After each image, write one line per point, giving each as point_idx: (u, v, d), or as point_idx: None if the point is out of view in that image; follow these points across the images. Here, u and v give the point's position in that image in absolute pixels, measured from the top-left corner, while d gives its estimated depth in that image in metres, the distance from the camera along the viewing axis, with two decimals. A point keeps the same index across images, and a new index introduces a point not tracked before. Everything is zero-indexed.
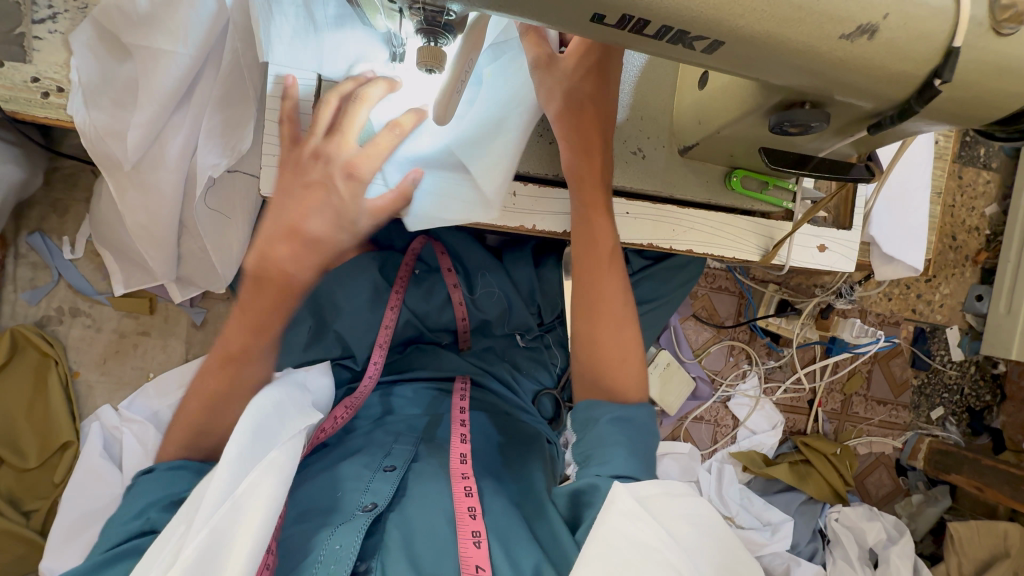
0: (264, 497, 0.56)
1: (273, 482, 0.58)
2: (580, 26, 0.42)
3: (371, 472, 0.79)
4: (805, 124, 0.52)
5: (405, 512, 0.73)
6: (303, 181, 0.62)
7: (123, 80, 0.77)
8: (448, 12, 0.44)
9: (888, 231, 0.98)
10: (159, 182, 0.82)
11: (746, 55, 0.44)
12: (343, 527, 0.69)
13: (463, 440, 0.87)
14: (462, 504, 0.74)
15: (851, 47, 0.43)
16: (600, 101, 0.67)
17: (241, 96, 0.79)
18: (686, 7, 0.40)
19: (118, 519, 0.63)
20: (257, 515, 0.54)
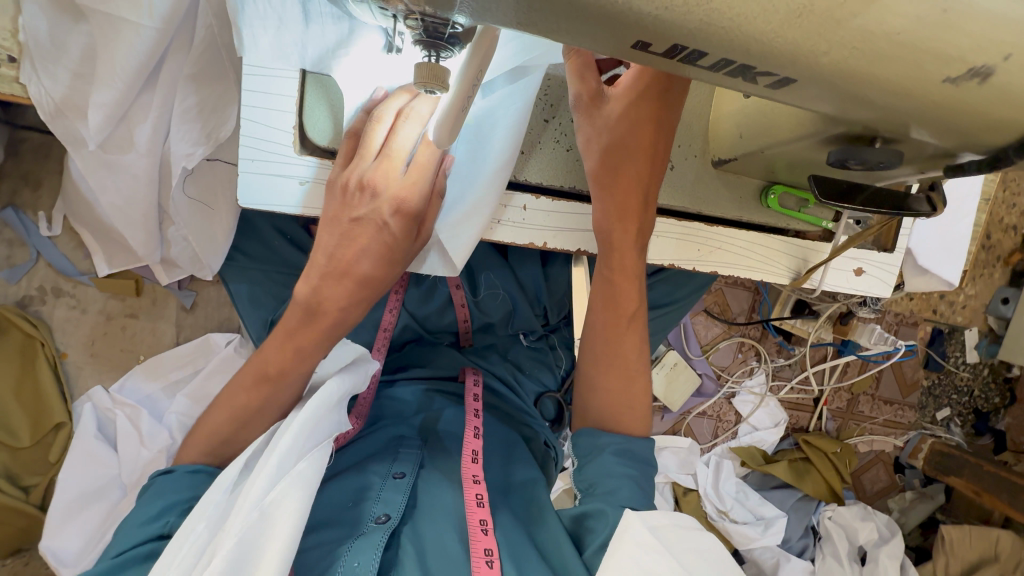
0: (291, 514, 0.53)
1: (299, 498, 0.54)
2: (615, 50, 0.34)
3: (381, 480, 0.75)
4: (871, 163, 0.44)
5: (418, 526, 0.70)
6: (351, 216, 0.55)
7: (80, 47, 0.66)
8: (453, 24, 0.37)
9: (927, 242, 0.91)
10: (131, 167, 0.75)
11: (822, 93, 0.36)
12: (358, 541, 0.66)
13: (476, 435, 0.84)
14: (473, 516, 0.71)
15: (956, 91, 0.34)
16: (654, 154, 0.59)
17: (217, 74, 0.70)
18: (758, 41, 0.31)
19: (133, 521, 0.58)
20: (283, 533, 0.51)
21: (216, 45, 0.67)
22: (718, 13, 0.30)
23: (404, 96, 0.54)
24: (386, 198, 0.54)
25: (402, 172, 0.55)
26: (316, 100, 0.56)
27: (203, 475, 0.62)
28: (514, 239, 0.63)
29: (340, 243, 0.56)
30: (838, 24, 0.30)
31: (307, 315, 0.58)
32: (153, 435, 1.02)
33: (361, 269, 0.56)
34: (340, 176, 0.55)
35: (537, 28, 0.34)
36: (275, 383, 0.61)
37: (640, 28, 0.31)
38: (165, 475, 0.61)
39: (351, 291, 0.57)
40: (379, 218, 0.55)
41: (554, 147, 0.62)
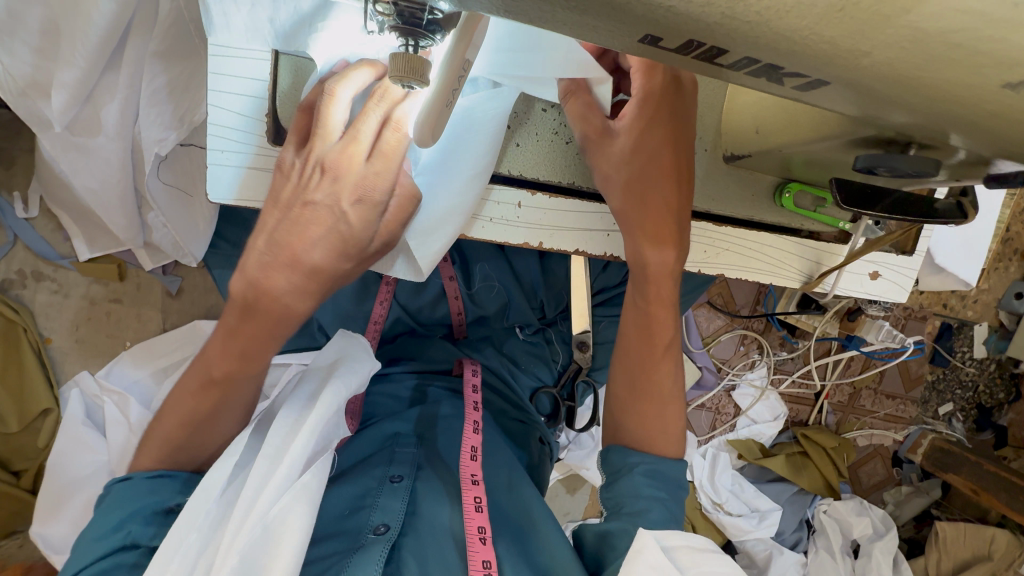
0: (295, 531, 0.49)
1: (303, 512, 0.51)
2: (620, 44, 0.30)
3: (379, 484, 0.72)
4: (903, 172, 0.39)
5: (421, 536, 0.68)
6: (304, 201, 0.48)
7: (36, 19, 0.59)
8: (433, 10, 0.32)
9: (946, 240, 0.85)
10: (101, 152, 0.70)
11: (856, 96, 0.31)
12: (357, 554, 0.63)
13: (475, 429, 0.81)
14: (471, 525, 0.69)
15: (1013, 99, 0.29)
16: (680, 176, 0.55)
17: (187, 51, 0.64)
18: (785, 40, 0.27)
19: (91, 533, 0.52)
20: (287, 549, 0.49)
21: (184, 21, 0.61)
22: (741, 8, 0.25)
23: (366, 72, 0.46)
24: (348, 183, 0.47)
25: (364, 157, 0.47)
26: (291, 85, 0.52)
27: (165, 479, 0.57)
28: (510, 238, 0.59)
29: (286, 229, 0.48)
30: (884, 21, 0.25)
31: (281, 320, 0.52)
32: (142, 422, 0.99)
33: (312, 259, 0.49)
34: (294, 158, 0.48)
35: (531, 19, 0.29)
36: (246, 389, 0.57)
37: (646, 23, 0.27)
38: (123, 482, 0.56)
39: (306, 280, 0.50)
40: (335, 208, 0.48)
41: (553, 139, 0.58)
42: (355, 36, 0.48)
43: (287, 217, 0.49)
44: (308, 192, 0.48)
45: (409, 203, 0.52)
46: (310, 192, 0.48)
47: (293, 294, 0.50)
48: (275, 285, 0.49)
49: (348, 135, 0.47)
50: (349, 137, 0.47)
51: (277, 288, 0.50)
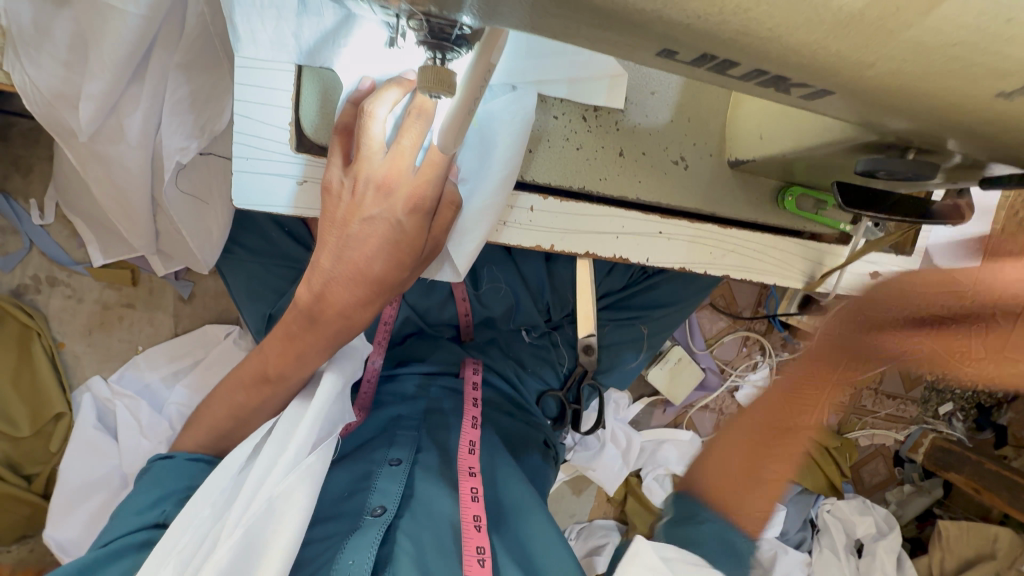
0: (295, 509, 0.51)
1: (305, 493, 0.52)
2: (639, 57, 0.32)
3: (378, 468, 0.75)
4: (902, 175, 0.41)
5: (416, 518, 0.69)
6: (361, 217, 0.51)
7: (65, 33, 0.62)
8: (461, 25, 0.33)
9: (944, 242, 0.88)
10: (122, 160, 0.72)
11: (861, 103, 0.33)
12: (355, 536, 0.65)
13: (474, 426, 0.84)
14: (467, 514, 0.72)
15: (1006, 106, 0.31)
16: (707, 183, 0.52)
17: (211, 62, 0.67)
18: (793, 50, 0.28)
19: (129, 510, 0.57)
20: (288, 526, 0.50)
21: (209, 34, 0.64)
22: (753, 24, 0.27)
23: (393, 91, 0.49)
24: (399, 195, 0.50)
25: (410, 168, 0.50)
26: (314, 94, 0.53)
27: (202, 464, 0.62)
28: (522, 241, 0.61)
29: (344, 248, 0.52)
30: (887, 35, 0.27)
31: (305, 319, 0.55)
32: (152, 425, 1.01)
33: (374, 269, 0.52)
34: (343, 177, 0.51)
35: (552, 30, 0.31)
36: (274, 386, 0.60)
37: (665, 36, 0.28)
38: (165, 461, 0.61)
39: (368, 291, 0.53)
40: (394, 224, 0.51)
41: (565, 145, 0.59)
42: (376, 49, 0.50)
43: (346, 239, 0.51)
44: (358, 211, 0.51)
45: (451, 211, 0.54)
46: (359, 212, 0.51)
47: (325, 298, 0.53)
48: (338, 297, 0.53)
49: (393, 148, 0.50)
50: (394, 151, 0.50)
51: (338, 301, 0.53)
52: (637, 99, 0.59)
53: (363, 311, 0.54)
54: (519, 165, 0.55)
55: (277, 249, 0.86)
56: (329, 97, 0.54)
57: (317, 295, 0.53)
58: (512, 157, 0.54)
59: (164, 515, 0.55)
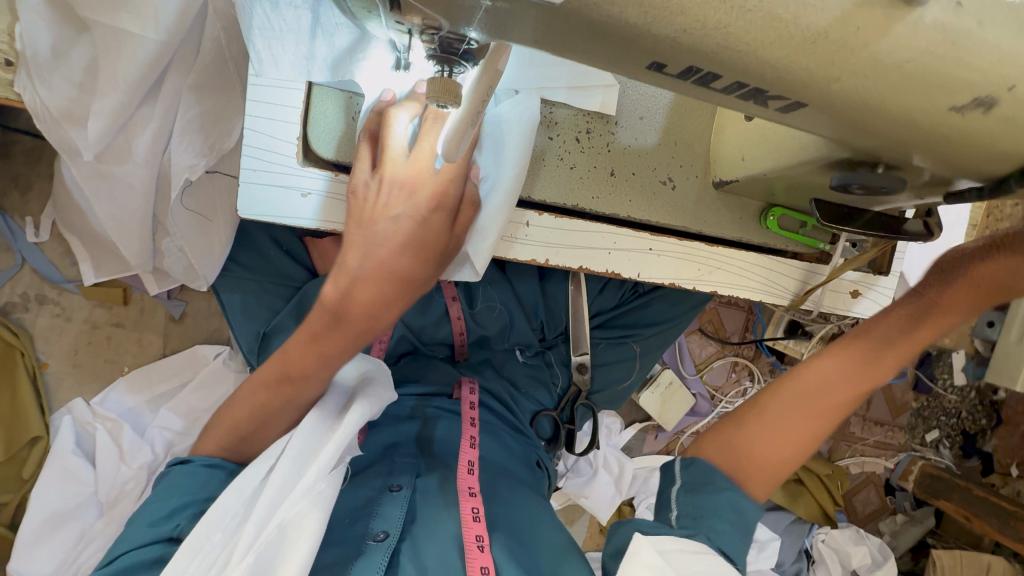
0: (308, 531, 0.51)
1: (318, 516, 0.52)
2: (633, 71, 0.35)
3: (379, 495, 0.75)
4: (873, 188, 0.45)
5: (417, 542, 0.70)
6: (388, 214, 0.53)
7: (82, 58, 0.66)
8: (469, 40, 0.37)
9: (918, 265, 0.92)
10: (126, 178, 0.73)
11: (830, 118, 0.36)
12: (360, 564, 0.66)
13: (473, 445, 0.83)
14: (470, 533, 0.71)
15: (961, 121, 0.35)
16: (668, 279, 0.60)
17: (222, 84, 0.70)
18: (769, 65, 0.32)
19: (142, 519, 0.56)
20: (297, 555, 0.49)
21: (223, 58, 0.67)
22: (733, 39, 0.30)
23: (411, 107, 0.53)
24: (423, 192, 0.53)
25: (432, 168, 0.53)
26: (321, 112, 0.56)
27: (217, 471, 0.60)
28: (517, 254, 0.63)
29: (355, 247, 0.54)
30: (851, 52, 0.31)
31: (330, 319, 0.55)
32: (134, 451, 0.97)
33: (400, 265, 0.53)
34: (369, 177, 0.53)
35: (554, 43, 0.33)
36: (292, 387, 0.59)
37: (656, 52, 0.32)
38: (181, 465, 0.60)
39: (393, 289, 0.54)
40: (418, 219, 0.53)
41: (559, 164, 0.62)
42: (386, 72, 0.55)
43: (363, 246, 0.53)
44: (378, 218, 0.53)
45: (472, 209, 0.56)
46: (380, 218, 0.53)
47: (353, 297, 0.53)
48: (362, 296, 0.53)
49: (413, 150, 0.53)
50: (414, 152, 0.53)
51: (365, 299, 0.53)
52: (626, 122, 0.63)
53: (389, 312, 0.55)
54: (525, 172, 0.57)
55: (274, 267, 0.88)
56: (338, 116, 0.57)
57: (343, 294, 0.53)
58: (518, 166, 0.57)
59: (177, 530, 0.55)
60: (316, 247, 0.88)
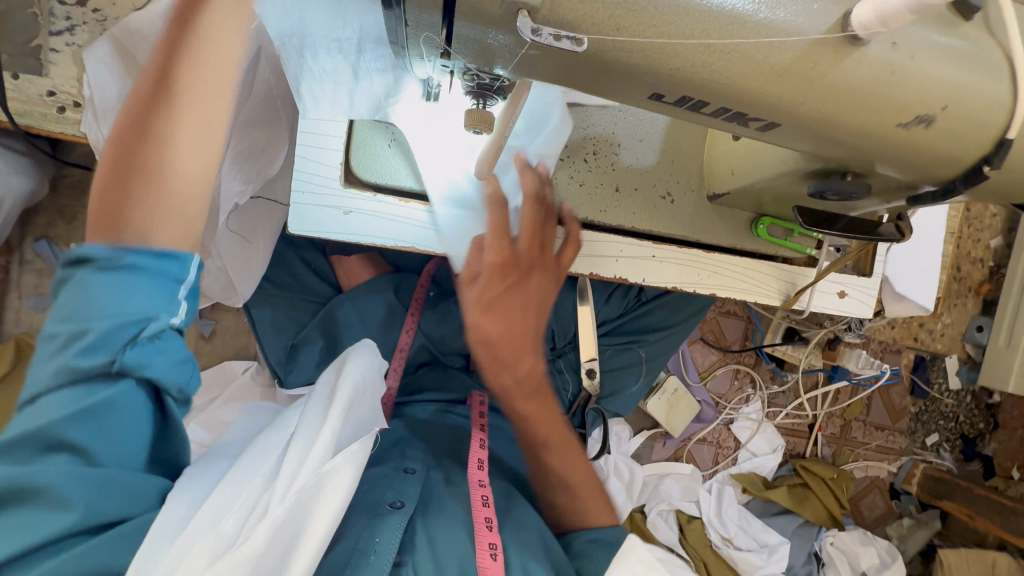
0: (340, 486, 0.55)
1: (350, 471, 0.56)
2: (637, 100, 0.43)
3: (393, 474, 0.78)
4: (846, 195, 0.52)
5: (429, 521, 0.72)
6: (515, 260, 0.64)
7: None
8: (500, 78, 0.44)
9: (902, 270, 0.99)
10: None
11: (801, 133, 0.44)
12: (377, 526, 0.68)
13: (481, 445, 0.84)
14: (478, 514, 0.73)
15: (907, 133, 0.43)
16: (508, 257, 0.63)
17: (268, 117, 0.79)
18: (747, 91, 0.39)
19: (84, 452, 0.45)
20: (331, 504, 0.54)
21: (272, 95, 0.77)
22: (715, 73, 0.38)
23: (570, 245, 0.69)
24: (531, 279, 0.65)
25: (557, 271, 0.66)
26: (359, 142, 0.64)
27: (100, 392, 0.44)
28: None
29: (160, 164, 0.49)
30: (811, 80, 0.39)
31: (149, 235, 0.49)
32: None
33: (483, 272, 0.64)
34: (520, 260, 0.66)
35: (575, 81, 0.41)
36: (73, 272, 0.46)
37: (656, 84, 0.39)
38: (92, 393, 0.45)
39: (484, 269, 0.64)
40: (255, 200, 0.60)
41: (569, 181, 0.70)
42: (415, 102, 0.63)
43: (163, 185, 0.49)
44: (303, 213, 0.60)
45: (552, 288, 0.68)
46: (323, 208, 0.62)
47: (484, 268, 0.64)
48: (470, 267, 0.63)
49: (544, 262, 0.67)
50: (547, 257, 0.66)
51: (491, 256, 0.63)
52: (627, 144, 0.71)
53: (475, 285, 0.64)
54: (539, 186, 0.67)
55: (302, 285, 0.96)
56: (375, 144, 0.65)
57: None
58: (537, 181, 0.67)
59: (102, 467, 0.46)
60: (341, 265, 0.97)
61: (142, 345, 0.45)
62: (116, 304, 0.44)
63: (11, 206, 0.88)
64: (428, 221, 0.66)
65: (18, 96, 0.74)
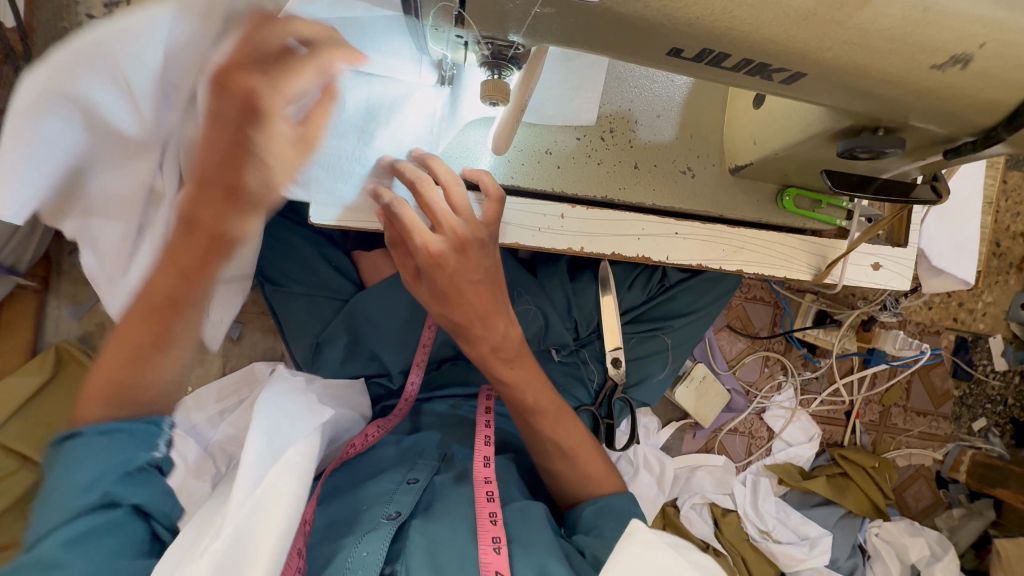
0: (283, 495, 0.59)
1: (291, 482, 0.60)
2: (655, 59, 0.42)
3: (396, 486, 0.80)
4: (878, 151, 0.50)
5: (429, 520, 0.74)
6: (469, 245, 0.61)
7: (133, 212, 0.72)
8: (515, 46, 0.44)
9: (938, 243, 0.95)
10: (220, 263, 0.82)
11: (828, 84, 0.42)
12: (369, 536, 0.72)
13: (486, 442, 0.85)
14: (482, 511, 0.75)
15: (942, 77, 0.41)
16: (479, 248, 0.62)
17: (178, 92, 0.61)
18: (770, 41, 0.38)
19: (67, 492, 0.57)
20: (271, 526, 0.56)
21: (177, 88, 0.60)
22: (735, 21, 0.37)
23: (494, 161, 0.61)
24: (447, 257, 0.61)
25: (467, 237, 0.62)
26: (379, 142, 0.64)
27: (118, 437, 0.59)
28: (554, 243, 0.69)
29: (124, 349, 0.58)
30: (838, 24, 0.38)
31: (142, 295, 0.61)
32: (198, 464, 1.03)
33: (449, 250, 0.60)
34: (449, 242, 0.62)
35: (591, 42, 0.41)
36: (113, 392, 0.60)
37: (675, 36, 0.38)
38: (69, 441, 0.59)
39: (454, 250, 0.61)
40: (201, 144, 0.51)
41: (587, 160, 0.69)
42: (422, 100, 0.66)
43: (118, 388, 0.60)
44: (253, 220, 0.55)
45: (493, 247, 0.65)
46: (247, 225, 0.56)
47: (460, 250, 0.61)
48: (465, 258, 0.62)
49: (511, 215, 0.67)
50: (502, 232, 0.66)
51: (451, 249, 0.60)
52: (644, 120, 0.70)
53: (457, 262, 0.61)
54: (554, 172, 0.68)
55: (325, 282, 0.97)
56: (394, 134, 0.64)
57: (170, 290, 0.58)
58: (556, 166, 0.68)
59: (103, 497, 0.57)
60: (364, 262, 0.99)
61: (128, 481, 0.59)
62: (103, 458, 0.58)
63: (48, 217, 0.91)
64: None
65: None
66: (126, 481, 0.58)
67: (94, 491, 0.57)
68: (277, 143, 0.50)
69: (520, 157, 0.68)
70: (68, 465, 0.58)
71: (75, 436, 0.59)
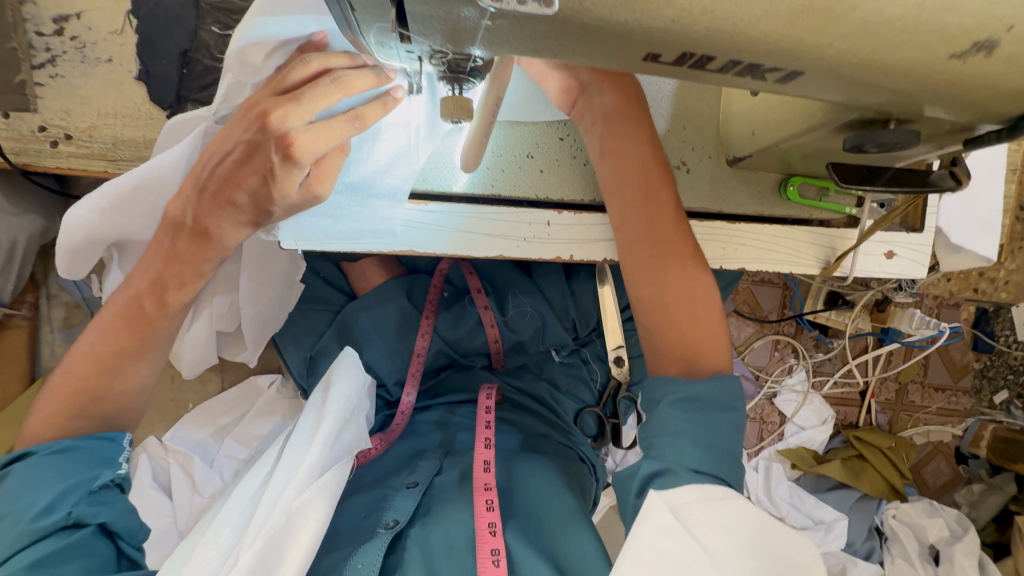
0: (315, 517, 0.63)
1: (322, 504, 0.65)
2: (629, 65, 0.37)
3: (394, 492, 0.79)
4: (890, 146, 0.44)
5: (426, 530, 0.72)
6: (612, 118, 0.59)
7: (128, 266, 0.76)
8: (474, 59, 0.39)
9: (957, 219, 0.89)
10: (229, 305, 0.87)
11: (831, 81, 0.37)
12: (365, 547, 0.70)
13: (486, 443, 0.82)
14: (481, 520, 0.72)
15: (963, 67, 0.36)
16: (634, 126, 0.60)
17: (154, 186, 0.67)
18: (761, 39, 0.33)
19: (17, 515, 0.51)
20: (304, 538, 0.62)
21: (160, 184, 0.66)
22: (721, 20, 0.32)
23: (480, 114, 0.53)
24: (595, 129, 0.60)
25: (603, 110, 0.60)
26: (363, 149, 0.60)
27: (65, 455, 0.56)
28: (541, 252, 0.65)
29: (98, 363, 0.59)
30: (838, 17, 0.32)
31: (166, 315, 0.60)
32: (205, 481, 1.03)
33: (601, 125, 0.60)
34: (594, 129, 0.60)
35: (556, 52, 0.36)
36: (95, 401, 0.59)
37: (649, 43, 0.34)
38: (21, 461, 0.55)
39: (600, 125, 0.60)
40: (225, 156, 0.52)
41: (572, 163, 0.65)
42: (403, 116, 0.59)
43: (85, 397, 0.59)
44: (236, 230, 0.57)
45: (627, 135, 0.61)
46: (230, 233, 0.57)
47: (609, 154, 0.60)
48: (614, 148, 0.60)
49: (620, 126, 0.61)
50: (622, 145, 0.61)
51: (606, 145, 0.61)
52: None
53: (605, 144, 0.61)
54: (536, 178, 0.65)
55: (316, 294, 0.96)
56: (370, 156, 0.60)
57: (158, 300, 0.60)
58: (542, 169, 0.64)
59: (70, 517, 0.52)
60: (353, 271, 0.97)
61: (93, 500, 0.54)
62: (61, 477, 0.54)
63: (27, 245, 0.89)
64: (419, 219, 0.63)
65: (10, 134, 0.73)
66: (95, 500, 0.54)
67: (56, 512, 0.52)
68: (292, 184, 0.52)
69: (497, 165, 0.63)
70: (16, 487, 0.53)
71: (27, 456, 0.56)
